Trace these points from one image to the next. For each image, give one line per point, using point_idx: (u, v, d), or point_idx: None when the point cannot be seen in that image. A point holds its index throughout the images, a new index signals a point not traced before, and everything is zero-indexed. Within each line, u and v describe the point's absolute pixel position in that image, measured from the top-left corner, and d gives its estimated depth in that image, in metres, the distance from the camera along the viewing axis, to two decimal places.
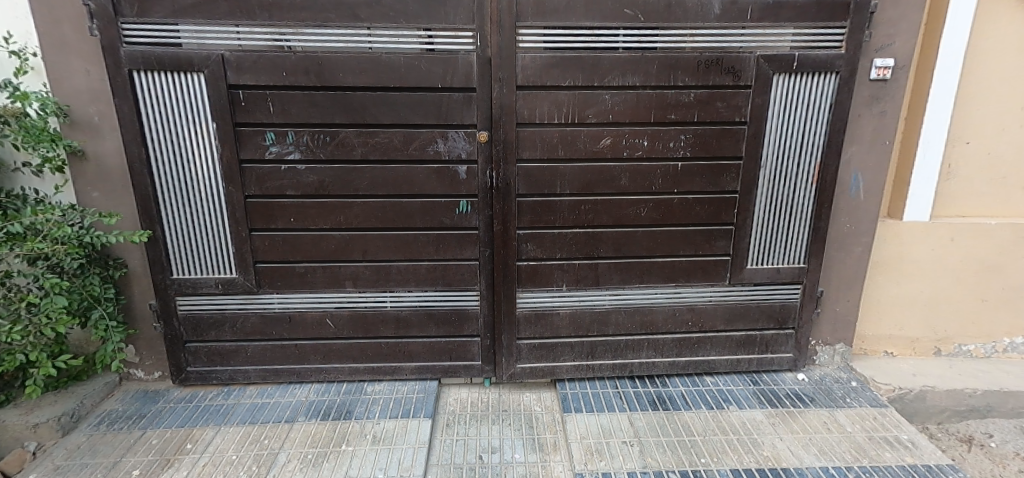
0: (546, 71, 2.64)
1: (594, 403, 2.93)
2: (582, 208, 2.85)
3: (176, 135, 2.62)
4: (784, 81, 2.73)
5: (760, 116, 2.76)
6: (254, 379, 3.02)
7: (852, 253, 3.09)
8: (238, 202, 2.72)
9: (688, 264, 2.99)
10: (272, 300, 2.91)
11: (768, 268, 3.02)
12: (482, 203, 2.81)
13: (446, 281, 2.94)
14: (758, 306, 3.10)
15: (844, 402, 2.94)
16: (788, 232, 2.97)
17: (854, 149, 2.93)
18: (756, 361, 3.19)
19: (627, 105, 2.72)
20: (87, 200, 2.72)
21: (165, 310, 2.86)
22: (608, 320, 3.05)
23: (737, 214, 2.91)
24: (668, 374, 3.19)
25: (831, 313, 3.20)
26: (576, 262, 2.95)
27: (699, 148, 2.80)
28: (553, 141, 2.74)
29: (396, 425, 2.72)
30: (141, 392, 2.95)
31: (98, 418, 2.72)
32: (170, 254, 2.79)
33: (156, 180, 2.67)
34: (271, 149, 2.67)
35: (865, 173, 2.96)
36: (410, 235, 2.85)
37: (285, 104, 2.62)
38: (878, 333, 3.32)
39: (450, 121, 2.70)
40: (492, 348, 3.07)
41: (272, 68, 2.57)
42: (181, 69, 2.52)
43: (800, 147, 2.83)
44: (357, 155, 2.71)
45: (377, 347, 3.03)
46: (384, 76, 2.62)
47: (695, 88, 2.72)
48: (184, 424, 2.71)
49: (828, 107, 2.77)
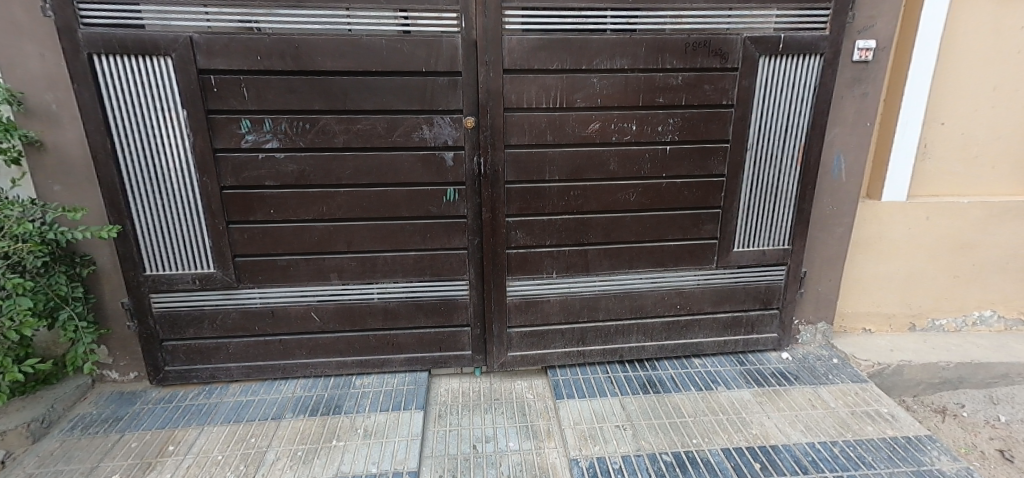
0: (533, 54, 2.58)
1: (585, 389, 2.94)
2: (571, 193, 2.82)
3: (143, 123, 2.47)
4: (770, 62, 2.72)
5: (747, 99, 2.77)
6: (237, 376, 2.93)
7: (833, 234, 3.16)
8: (214, 193, 2.60)
9: (676, 248, 3.01)
10: (253, 295, 2.81)
11: (754, 250, 3.06)
12: (470, 191, 2.75)
13: (434, 271, 2.89)
14: (744, 288, 3.14)
15: (827, 379, 3.02)
16: (773, 214, 3.00)
17: (836, 131, 2.96)
18: (742, 341, 3.25)
19: (615, 89, 2.68)
20: (47, 194, 2.55)
21: (139, 308, 2.73)
22: (598, 306, 3.05)
23: (724, 197, 2.93)
24: (658, 357, 3.22)
25: (814, 293, 3.27)
26: (566, 249, 2.93)
27: (687, 132, 2.79)
28: (541, 126, 2.69)
29: (388, 418, 2.68)
30: (116, 394, 2.82)
31: (71, 423, 2.59)
32: (141, 250, 2.65)
33: (123, 172, 2.52)
34: (247, 138, 2.55)
35: (847, 155, 3.01)
36: (396, 224, 2.78)
37: (260, 90, 2.49)
38: (858, 311, 3.41)
39: (435, 107, 2.62)
40: (483, 337, 3.04)
41: (245, 51, 2.43)
42: (146, 53, 2.37)
43: (785, 130, 2.84)
44: (339, 143, 2.61)
45: (365, 340, 2.97)
46: (365, 59, 2.51)
47: (683, 71, 2.70)
48: (165, 425, 2.61)
49: (812, 90, 2.79)
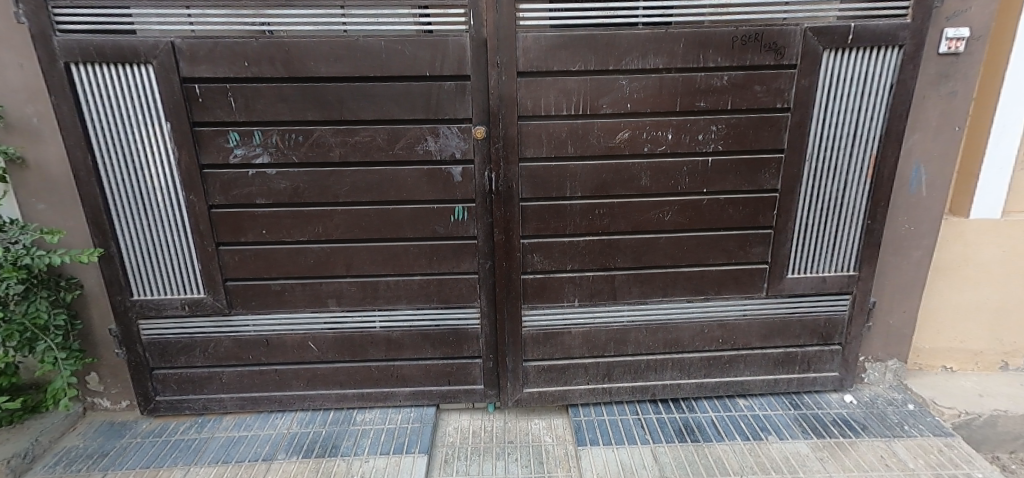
0: (552, 54, 2.24)
1: (612, 433, 2.56)
2: (596, 212, 2.47)
3: (124, 138, 2.27)
4: (835, 58, 2.29)
5: (807, 102, 2.34)
6: (231, 408, 2.70)
7: (909, 257, 2.68)
8: (201, 212, 2.38)
9: (719, 274, 2.60)
10: (246, 322, 2.58)
11: (812, 277, 2.63)
12: (481, 209, 2.44)
13: (442, 298, 2.59)
14: (799, 320, 2.70)
15: (904, 430, 2.53)
16: (835, 236, 2.56)
17: (916, 137, 2.48)
18: (797, 381, 2.80)
19: (648, 92, 2.31)
20: (31, 214, 2.39)
21: (127, 336, 2.55)
22: (627, 338, 2.68)
23: (777, 216, 2.50)
24: (696, 397, 2.81)
25: (883, 326, 2.79)
26: (590, 275, 2.57)
27: (732, 141, 2.39)
28: (560, 136, 2.35)
29: (387, 463, 2.39)
30: (106, 425, 2.65)
31: (55, 458, 2.42)
32: (128, 273, 2.46)
33: (106, 190, 2.33)
34: (236, 152, 2.32)
35: (928, 166, 2.53)
36: (400, 246, 2.49)
37: (249, 100, 2.26)
38: (935, 346, 2.90)
39: (441, 116, 2.32)
40: (496, 371, 2.71)
41: (231, 57, 2.20)
42: (126, 61, 2.17)
43: (852, 137, 2.40)
44: (335, 157, 2.35)
45: (366, 371, 2.70)
46: (362, 63, 2.24)
47: (729, 70, 2.30)
48: (150, 464, 2.40)
49: (888, 90, 2.34)
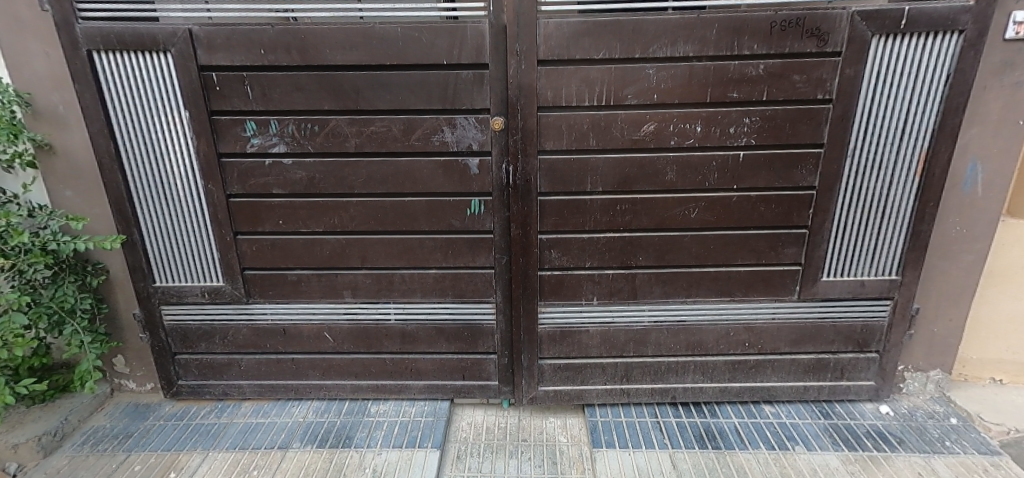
0: (576, 41, 2.13)
1: (629, 436, 2.48)
2: (618, 208, 2.36)
3: (145, 126, 2.28)
4: (885, 45, 2.10)
5: (851, 93, 2.17)
6: (249, 394, 2.74)
7: (960, 262, 2.48)
8: (219, 201, 2.39)
9: (748, 275, 2.47)
10: (264, 311, 2.60)
11: (848, 280, 2.46)
12: (498, 203, 2.36)
13: (457, 292, 2.54)
14: (833, 326, 2.55)
15: (946, 446, 2.37)
16: (876, 237, 2.39)
17: (974, 131, 2.27)
18: (828, 389, 2.65)
19: (676, 82, 2.18)
20: (59, 199, 2.45)
21: (150, 320, 2.60)
22: (647, 339, 2.58)
23: (813, 215, 2.35)
24: (719, 402, 2.69)
25: (926, 334, 2.61)
26: (610, 273, 2.48)
27: (767, 134, 2.24)
28: (582, 128, 2.25)
29: (400, 456, 2.37)
30: (132, 406, 2.72)
31: (83, 437, 2.51)
32: (151, 260, 2.51)
33: (128, 178, 2.36)
34: (252, 142, 2.30)
35: (986, 163, 2.32)
36: (415, 239, 2.45)
37: (265, 88, 2.23)
38: (984, 357, 2.70)
39: (458, 106, 2.25)
40: (511, 368, 2.66)
41: (248, 45, 2.17)
42: (146, 48, 2.16)
43: (900, 131, 2.22)
44: (350, 147, 2.31)
45: (381, 363, 2.68)
46: (378, 51, 2.17)
47: (766, 58, 2.14)
48: (171, 447, 2.45)
49: (944, 80, 2.13)
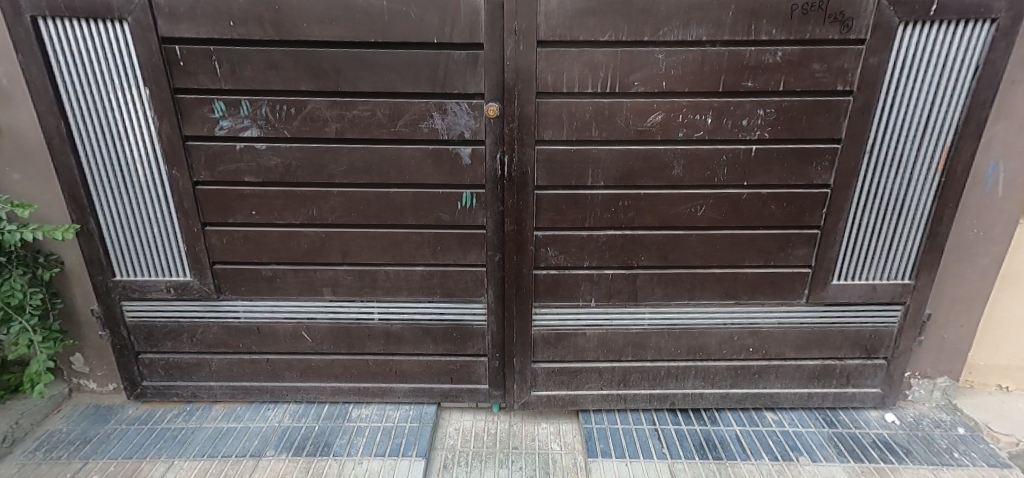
0: (580, 20, 1.95)
1: (626, 444, 2.34)
2: (621, 204, 2.20)
3: (100, 104, 2.06)
4: (912, 33, 1.95)
5: (873, 85, 2.01)
6: (221, 397, 2.56)
7: (974, 266, 2.37)
8: (184, 189, 2.17)
9: (755, 276, 2.33)
10: (236, 308, 2.40)
11: (860, 284, 2.33)
12: (491, 196, 2.19)
13: (446, 291, 2.37)
14: (842, 331, 2.43)
15: (956, 457, 2.26)
16: (891, 239, 2.26)
17: (998, 129, 2.14)
18: (833, 396, 2.54)
19: (687, 68, 2.01)
20: (6, 183, 2.22)
21: (111, 317, 2.40)
22: (646, 343, 2.44)
23: (826, 215, 2.21)
24: (719, 408, 2.57)
25: (936, 340, 2.50)
26: (610, 272, 2.32)
27: (781, 127, 2.08)
28: (584, 116, 2.07)
29: (382, 465, 2.20)
30: (92, 408, 2.52)
31: (36, 443, 2.31)
32: (109, 251, 2.29)
33: (83, 161, 2.14)
34: (221, 124, 2.09)
35: (1008, 163, 2.19)
36: (401, 234, 2.27)
37: (236, 65, 2.01)
38: (993, 363, 2.60)
39: (449, 89, 2.05)
40: (502, 371, 2.51)
41: (215, 15, 1.95)
42: (99, 17, 1.93)
43: (923, 127, 2.08)
44: (331, 132, 2.11)
45: (363, 365, 2.51)
46: (362, 26, 1.97)
47: (785, 44, 1.98)
48: (132, 454, 2.26)
49: (972, 72, 1.99)
